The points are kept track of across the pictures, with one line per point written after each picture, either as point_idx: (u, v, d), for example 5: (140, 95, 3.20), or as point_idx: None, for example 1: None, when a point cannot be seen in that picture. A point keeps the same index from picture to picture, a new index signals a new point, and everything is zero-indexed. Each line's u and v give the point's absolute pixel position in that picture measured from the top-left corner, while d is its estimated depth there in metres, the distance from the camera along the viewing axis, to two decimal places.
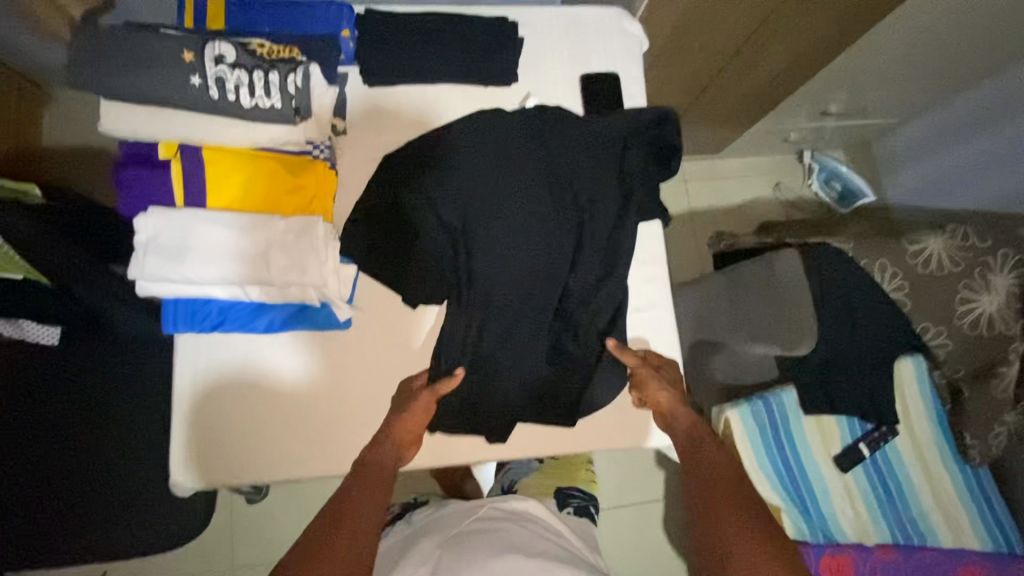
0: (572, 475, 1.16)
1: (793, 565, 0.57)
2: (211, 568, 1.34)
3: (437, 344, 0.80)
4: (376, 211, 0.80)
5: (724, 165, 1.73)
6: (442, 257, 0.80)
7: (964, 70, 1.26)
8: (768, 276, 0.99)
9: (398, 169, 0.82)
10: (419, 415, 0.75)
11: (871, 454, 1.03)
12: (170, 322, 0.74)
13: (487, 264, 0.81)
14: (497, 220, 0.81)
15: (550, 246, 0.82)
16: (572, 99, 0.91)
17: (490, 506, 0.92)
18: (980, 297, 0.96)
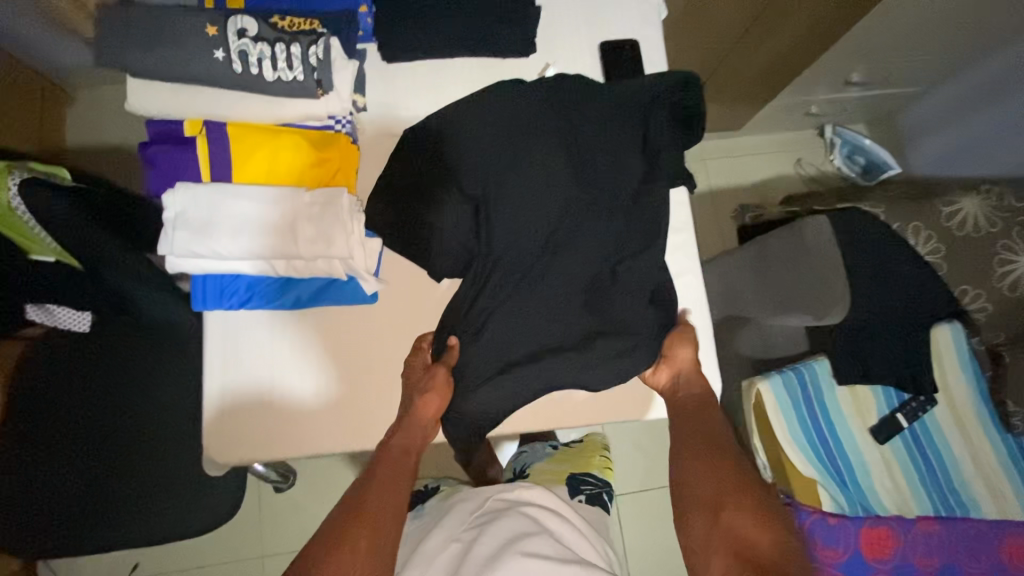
0: (585, 462, 1.09)
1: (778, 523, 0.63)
2: (243, 554, 1.36)
3: (462, 318, 0.78)
4: (398, 184, 0.80)
5: (744, 143, 1.70)
6: (461, 229, 0.78)
7: (994, 30, 1.22)
8: (797, 243, 0.97)
9: (419, 143, 0.82)
10: (437, 396, 0.74)
11: (909, 425, 1.01)
12: (199, 298, 0.74)
13: (511, 234, 0.78)
14: (519, 188, 0.79)
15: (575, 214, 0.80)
16: (592, 67, 0.92)
17: (494, 497, 0.87)
18: (1019, 258, 0.94)
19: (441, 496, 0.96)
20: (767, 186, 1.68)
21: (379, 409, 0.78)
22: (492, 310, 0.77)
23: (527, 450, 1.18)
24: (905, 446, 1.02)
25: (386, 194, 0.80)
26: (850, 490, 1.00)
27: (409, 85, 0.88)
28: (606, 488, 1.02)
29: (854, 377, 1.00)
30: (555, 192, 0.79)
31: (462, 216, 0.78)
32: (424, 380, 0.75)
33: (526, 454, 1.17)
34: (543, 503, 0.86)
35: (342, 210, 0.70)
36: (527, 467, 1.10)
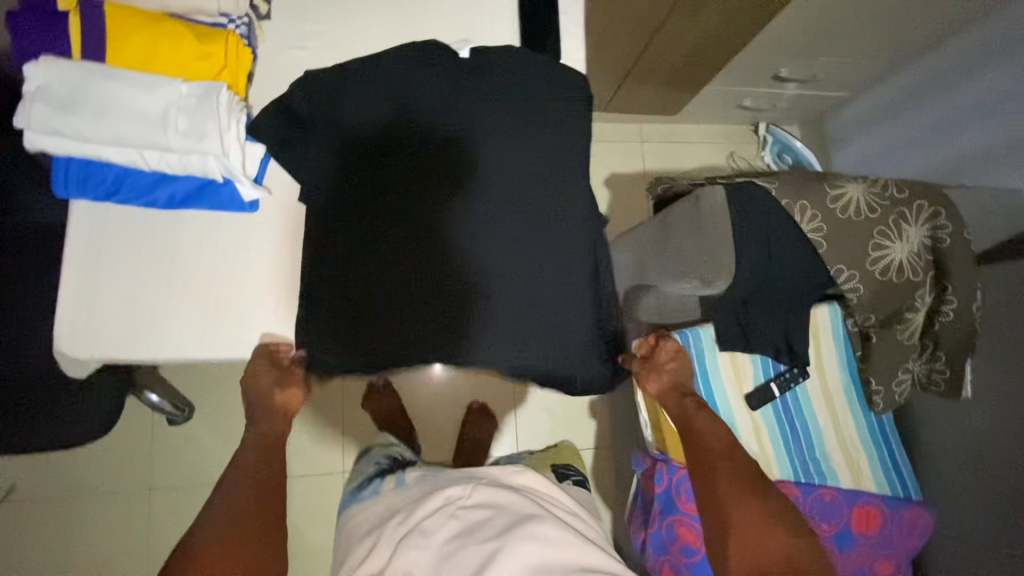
0: (562, 456, 1.17)
1: (764, 506, 0.77)
2: (131, 484, 1.32)
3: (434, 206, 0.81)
4: (292, 146, 0.80)
5: (682, 131, 1.75)
6: (430, 129, 0.82)
7: (914, 39, 1.28)
8: (694, 211, 1.03)
9: (309, 94, 0.81)
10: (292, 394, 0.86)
11: (781, 393, 1.07)
12: (60, 184, 0.71)
13: (408, 198, 0.80)
14: (405, 161, 0.81)
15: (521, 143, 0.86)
16: (508, 7, 0.90)
17: (491, 478, 0.89)
18: (892, 244, 0.99)
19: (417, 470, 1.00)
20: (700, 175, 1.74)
21: (249, 314, 0.79)
22: (368, 280, 0.78)
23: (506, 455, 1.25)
24: (775, 414, 1.06)
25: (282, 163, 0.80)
26: None
27: None
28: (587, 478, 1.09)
29: (734, 344, 1.05)
30: (471, 149, 0.83)
31: (355, 194, 0.80)
32: (274, 384, 0.83)
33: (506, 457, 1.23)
34: (532, 489, 0.90)
35: (220, 106, 0.69)
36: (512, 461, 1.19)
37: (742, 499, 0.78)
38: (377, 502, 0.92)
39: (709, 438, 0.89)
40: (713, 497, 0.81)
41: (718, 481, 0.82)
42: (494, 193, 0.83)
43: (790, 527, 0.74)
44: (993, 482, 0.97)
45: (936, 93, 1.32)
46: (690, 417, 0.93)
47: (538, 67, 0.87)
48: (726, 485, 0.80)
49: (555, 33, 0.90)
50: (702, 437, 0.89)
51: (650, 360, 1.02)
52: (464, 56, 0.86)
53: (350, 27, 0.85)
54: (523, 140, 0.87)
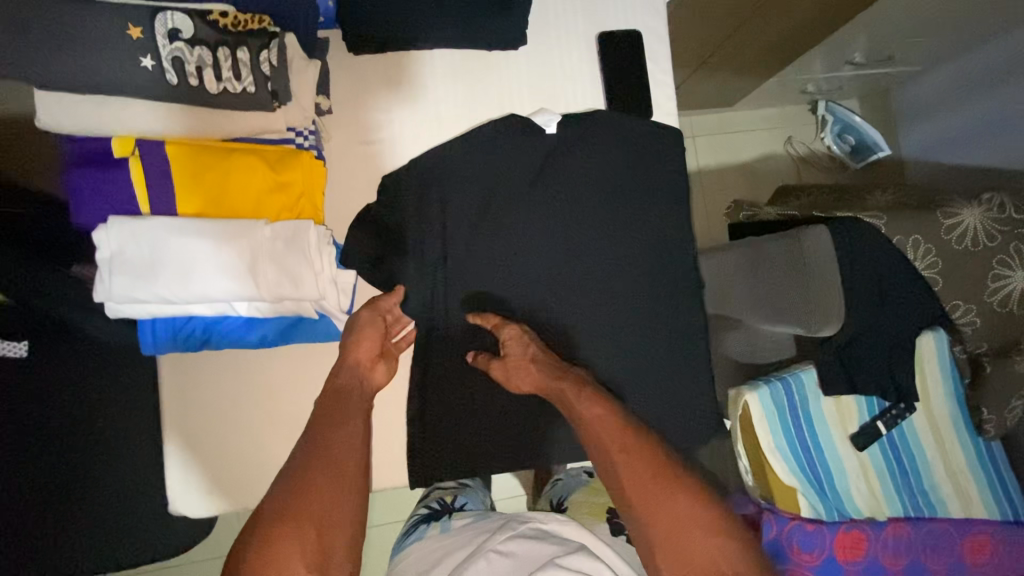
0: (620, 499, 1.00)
1: (678, 489, 0.58)
2: None
3: (515, 285, 0.77)
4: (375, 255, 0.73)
5: (734, 118, 1.62)
6: (485, 199, 0.76)
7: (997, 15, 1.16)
8: (795, 254, 0.95)
9: (386, 197, 0.74)
10: (370, 338, 0.68)
11: (887, 431, 1.03)
12: (149, 343, 0.65)
13: (483, 275, 0.76)
14: (474, 236, 0.76)
15: (610, 218, 0.80)
16: (590, 63, 0.80)
17: (526, 522, 0.82)
18: (1014, 272, 0.89)
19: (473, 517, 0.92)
20: (757, 166, 1.62)
21: None
22: (457, 393, 0.76)
23: (563, 478, 1.11)
24: (882, 451, 1.03)
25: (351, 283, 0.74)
26: (827, 497, 1.01)
27: (379, 81, 0.76)
28: None
29: (839, 388, 1.00)
30: (551, 219, 0.78)
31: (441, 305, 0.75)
32: (361, 323, 0.69)
33: (562, 484, 1.10)
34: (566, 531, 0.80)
35: (307, 245, 0.63)
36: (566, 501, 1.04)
37: (655, 500, 0.57)
38: (418, 547, 0.88)
39: (596, 428, 0.64)
40: (623, 503, 0.59)
41: (621, 482, 0.59)
42: (586, 281, 0.79)
43: (713, 525, 0.56)
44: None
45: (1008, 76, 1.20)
46: (568, 404, 0.67)
47: (626, 137, 0.80)
48: (637, 483, 0.58)
49: (642, 88, 0.81)
50: (587, 430, 0.65)
51: (508, 353, 0.72)
52: (550, 131, 0.77)
53: (421, 114, 0.77)
54: (613, 220, 0.80)
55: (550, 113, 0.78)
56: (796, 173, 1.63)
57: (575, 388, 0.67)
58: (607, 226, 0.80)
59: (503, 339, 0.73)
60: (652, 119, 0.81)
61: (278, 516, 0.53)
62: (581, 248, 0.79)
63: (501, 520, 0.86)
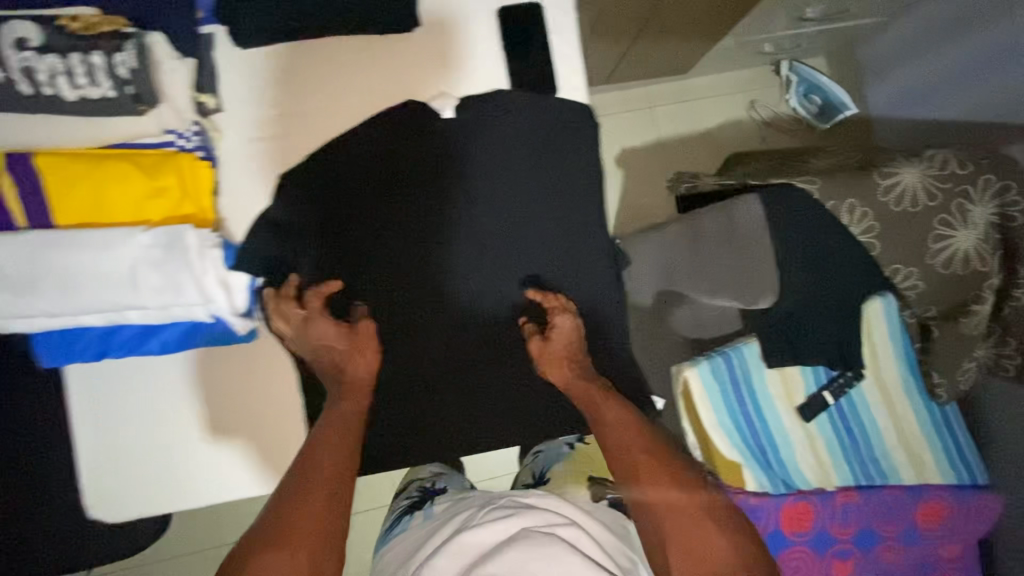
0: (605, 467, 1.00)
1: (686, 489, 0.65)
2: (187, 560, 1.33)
3: (412, 290, 0.77)
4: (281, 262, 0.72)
5: (693, 85, 1.56)
6: (381, 194, 0.75)
7: None
8: (728, 227, 0.93)
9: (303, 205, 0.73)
10: (363, 352, 0.72)
11: (835, 401, 1.01)
12: (48, 356, 0.66)
13: (378, 280, 0.76)
14: (376, 236, 0.75)
15: (519, 203, 0.78)
16: (489, 40, 0.76)
17: (506, 498, 0.82)
18: (956, 232, 0.87)
19: (452, 498, 0.91)
20: (717, 133, 1.57)
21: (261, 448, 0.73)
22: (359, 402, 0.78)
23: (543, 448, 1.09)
24: (831, 422, 1.02)
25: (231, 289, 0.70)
26: (773, 470, 1.00)
27: (266, 73, 0.73)
28: None
29: (784, 359, 0.98)
30: (457, 208, 0.76)
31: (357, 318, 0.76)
32: (351, 339, 0.72)
33: (542, 454, 1.09)
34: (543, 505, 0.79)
35: (189, 251, 0.62)
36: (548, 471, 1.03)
37: (667, 498, 0.64)
38: (399, 537, 0.86)
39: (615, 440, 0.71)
40: (641, 499, 0.66)
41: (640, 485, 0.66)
42: (495, 269, 0.78)
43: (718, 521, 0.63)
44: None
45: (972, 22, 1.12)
46: (596, 406, 0.75)
47: (529, 117, 0.76)
48: (652, 480, 0.65)
49: (544, 64, 0.77)
50: (607, 429, 0.72)
51: (558, 343, 0.77)
52: (448, 116, 0.75)
53: (314, 106, 0.74)
54: (523, 204, 0.78)
55: (447, 98, 0.75)
56: (760, 137, 1.58)
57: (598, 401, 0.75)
58: (517, 210, 0.78)
59: (554, 324, 0.77)
60: (557, 96, 0.78)
61: (288, 518, 0.58)
62: (489, 235, 0.77)
63: (486, 495, 0.86)
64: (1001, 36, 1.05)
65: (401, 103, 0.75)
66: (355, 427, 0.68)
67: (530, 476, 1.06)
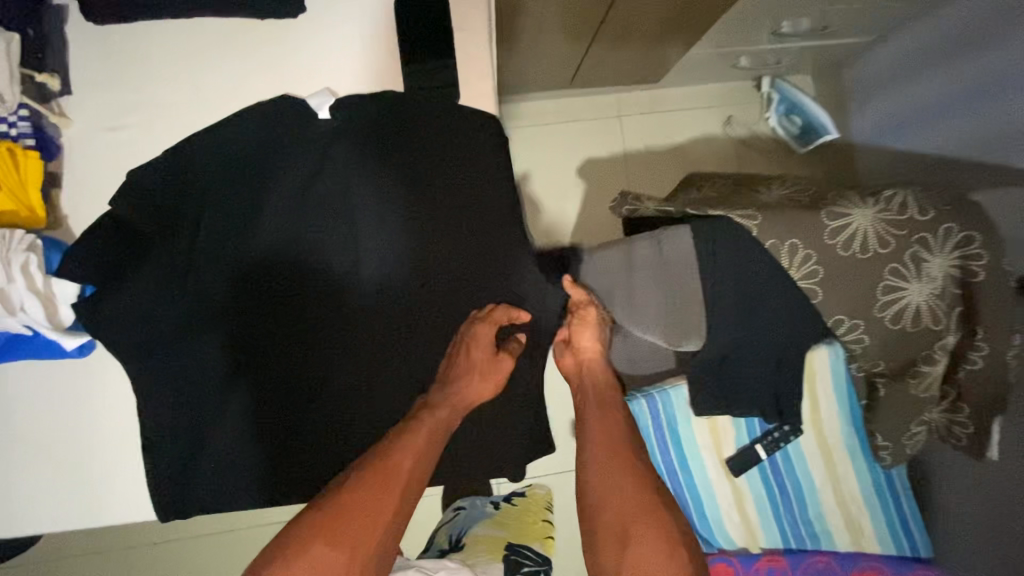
0: (526, 531, 0.94)
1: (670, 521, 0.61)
2: None
3: (306, 281, 0.69)
4: (264, 208, 0.66)
5: (667, 96, 1.47)
6: (248, 191, 0.65)
7: None
8: (657, 260, 0.83)
9: (252, 180, 0.65)
10: (492, 383, 0.69)
11: (768, 456, 0.93)
12: None
13: (267, 270, 0.67)
14: (256, 228, 0.66)
15: (411, 213, 0.69)
16: (386, 35, 0.69)
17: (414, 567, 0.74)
18: (909, 285, 0.77)
19: None
20: (689, 150, 1.48)
21: (92, 476, 0.66)
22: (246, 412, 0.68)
23: (465, 507, 1.02)
24: (762, 477, 0.94)
25: (151, 228, 0.64)
26: (695, 525, 0.94)
27: (126, 56, 0.65)
28: (545, 567, 0.89)
29: (712, 407, 0.90)
30: (343, 213, 0.68)
31: (317, 295, 0.69)
32: (485, 364, 0.69)
33: (462, 515, 0.99)
34: None
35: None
36: (463, 536, 0.93)
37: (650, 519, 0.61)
38: None
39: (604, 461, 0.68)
40: (626, 516, 0.62)
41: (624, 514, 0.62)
42: (387, 286, 0.70)
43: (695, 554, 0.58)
44: (995, 562, 0.81)
45: (959, 50, 1.02)
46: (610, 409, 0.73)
47: (422, 123, 0.68)
48: (642, 495, 0.63)
49: (446, 65, 0.68)
50: (606, 430, 0.71)
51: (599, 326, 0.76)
52: (325, 117, 0.66)
53: (180, 95, 0.66)
54: (412, 220, 0.69)
55: (330, 99, 0.67)
56: (736, 157, 1.48)
57: (607, 402, 0.74)
58: (407, 223, 0.69)
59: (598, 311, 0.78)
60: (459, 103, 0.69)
61: (334, 508, 0.56)
62: (379, 247, 0.69)
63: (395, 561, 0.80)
64: (989, 68, 0.95)
65: (275, 98, 0.66)
66: (442, 438, 0.66)
67: (445, 538, 0.95)
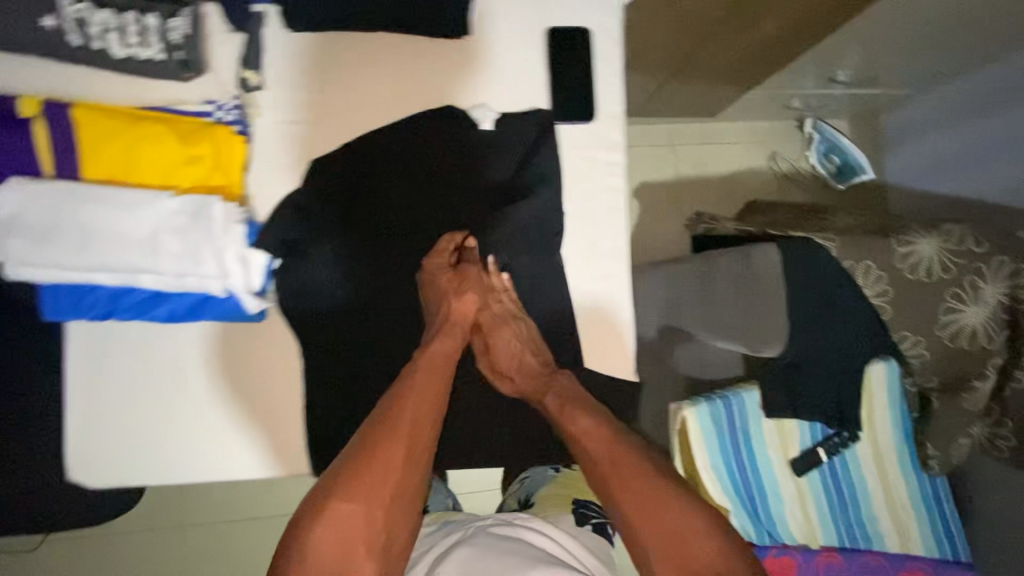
0: (590, 489, 1.02)
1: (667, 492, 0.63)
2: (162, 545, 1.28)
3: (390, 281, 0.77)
4: (383, 214, 0.75)
5: (719, 129, 1.59)
6: (377, 199, 0.75)
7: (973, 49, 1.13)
8: (744, 272, 0.92)
9: (379, 189, 0.75)
10: (467, 291, 0.73)
11: (829, 459, 1.00)
12: (49, 309, 0.68)
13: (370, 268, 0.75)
14: (373, 231, 0.75)
15: (509, 225, 0.78)
16: (537, 60, 0.79)
17: (496, 518, 0.85)
18: (965, 308, 0.86)
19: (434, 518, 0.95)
20: (736, 179, 1.60)
21: (251, 430, 0.75)
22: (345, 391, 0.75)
23: (529, 475, 1.09)
24: (822, 480, 1.01)
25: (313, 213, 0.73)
26: (760, 521, 1.01)
27: (314, 60, 0.75)
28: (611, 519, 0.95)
29: (781, 410, 0.99)
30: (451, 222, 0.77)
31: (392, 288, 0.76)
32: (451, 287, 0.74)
33: (528, 480, 1.09)
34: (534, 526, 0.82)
35: (212, 222, 0.66)
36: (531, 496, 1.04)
37: (651, 505, 0.62)
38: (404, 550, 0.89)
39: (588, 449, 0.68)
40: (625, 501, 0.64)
41: (619, 502, 0.64)
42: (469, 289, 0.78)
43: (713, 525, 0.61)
44: None
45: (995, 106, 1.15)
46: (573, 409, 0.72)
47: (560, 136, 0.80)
48: (632, 480, 0.64)
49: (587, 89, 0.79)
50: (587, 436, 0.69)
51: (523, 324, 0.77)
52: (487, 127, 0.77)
53: (360, 98, 0.76)
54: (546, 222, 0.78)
55: (490, 112, 0.77)
56: (777, 188, 1.60)
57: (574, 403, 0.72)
58: (516, 232, 0.78)
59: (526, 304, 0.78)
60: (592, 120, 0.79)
61: (348, 474, 0.62)
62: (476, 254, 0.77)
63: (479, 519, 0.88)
64: None
65: (443, 109, 0.77)
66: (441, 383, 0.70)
67: (514, 499, 1.07)
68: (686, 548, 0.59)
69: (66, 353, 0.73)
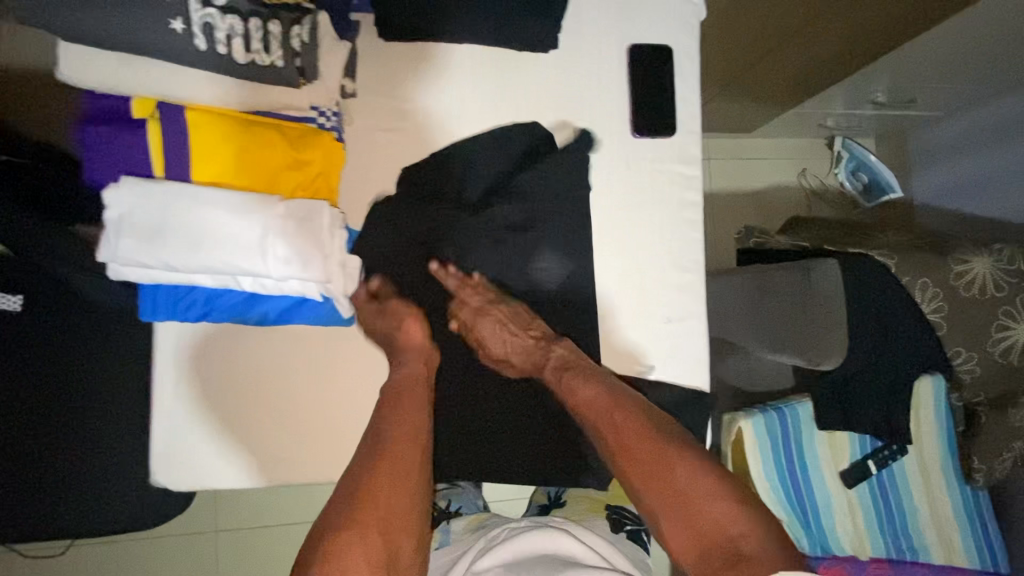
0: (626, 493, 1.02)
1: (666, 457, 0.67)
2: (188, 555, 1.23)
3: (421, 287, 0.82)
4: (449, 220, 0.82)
5: (753, 144, 1.62)
6: (446, 206, 0.82)
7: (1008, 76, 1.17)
8: (805, 287, 0.95)
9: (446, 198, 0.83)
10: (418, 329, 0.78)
11: (878, 471, 1.03)
12: (150, 310, 0.74)
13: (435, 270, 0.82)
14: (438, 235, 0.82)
15: (568, 233, 0.85)
16: (618, 77, 0.87)
17: (527, 519, 0.85)
18: (1018, 324, 0.88)
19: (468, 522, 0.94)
20: (767, 195, 1.62)
21: (330, 423, 0.83)
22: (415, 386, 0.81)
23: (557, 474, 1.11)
24: (870, 492, 1.04)
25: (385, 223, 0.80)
26: (811, 532, 1.03)
27: (414, 75, 0.82)
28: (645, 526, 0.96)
29: (833, 423, 1.00)
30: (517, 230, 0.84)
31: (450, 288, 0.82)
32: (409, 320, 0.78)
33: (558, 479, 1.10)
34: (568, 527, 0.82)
35: (319, 229, 0.72)
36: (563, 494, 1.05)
37: (659, 477, 0.66)
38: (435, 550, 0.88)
39: (594, 421, 0.74)
40: (640, 480, 0.67)
41: (631, 473, 0.68)
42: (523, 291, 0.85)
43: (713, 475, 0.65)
44: None
45: None
46: (569, 392, 0.77)
47: (627, 154, 0.87)
48: (634, 459, 0.68)
49: (664, 107, 0.87)
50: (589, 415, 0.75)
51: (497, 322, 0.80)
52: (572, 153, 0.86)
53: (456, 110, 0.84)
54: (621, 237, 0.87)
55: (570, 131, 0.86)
56: (806, 205, 1.63)
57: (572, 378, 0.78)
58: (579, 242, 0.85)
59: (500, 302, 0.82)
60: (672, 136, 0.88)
61: (350, 502, 0.61)
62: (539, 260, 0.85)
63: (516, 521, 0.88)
64: None
65: (531, 124, 0.84)
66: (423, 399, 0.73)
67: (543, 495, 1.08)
68: (702, 510, 0.63)
69: (158, 354, 0.80)
